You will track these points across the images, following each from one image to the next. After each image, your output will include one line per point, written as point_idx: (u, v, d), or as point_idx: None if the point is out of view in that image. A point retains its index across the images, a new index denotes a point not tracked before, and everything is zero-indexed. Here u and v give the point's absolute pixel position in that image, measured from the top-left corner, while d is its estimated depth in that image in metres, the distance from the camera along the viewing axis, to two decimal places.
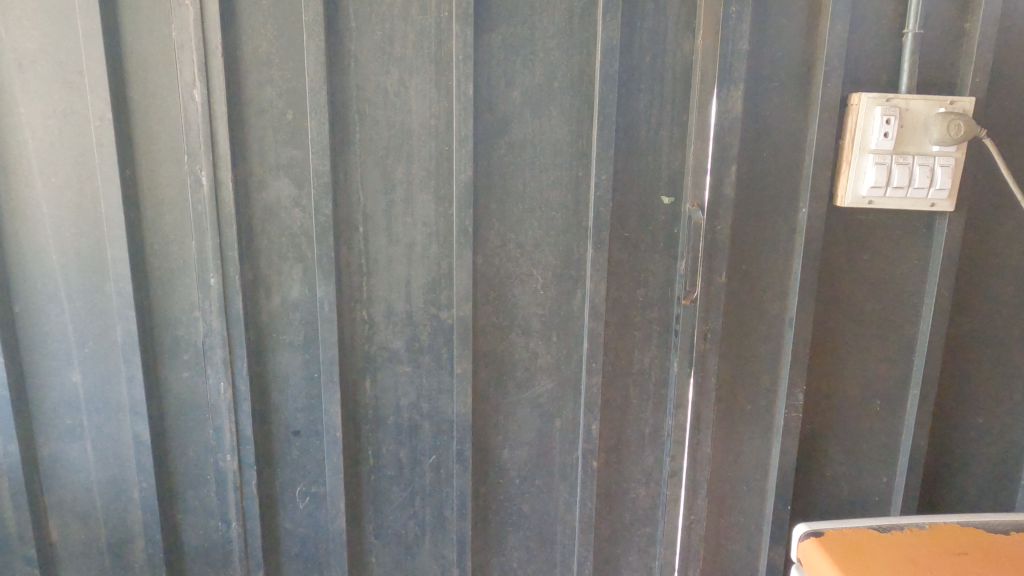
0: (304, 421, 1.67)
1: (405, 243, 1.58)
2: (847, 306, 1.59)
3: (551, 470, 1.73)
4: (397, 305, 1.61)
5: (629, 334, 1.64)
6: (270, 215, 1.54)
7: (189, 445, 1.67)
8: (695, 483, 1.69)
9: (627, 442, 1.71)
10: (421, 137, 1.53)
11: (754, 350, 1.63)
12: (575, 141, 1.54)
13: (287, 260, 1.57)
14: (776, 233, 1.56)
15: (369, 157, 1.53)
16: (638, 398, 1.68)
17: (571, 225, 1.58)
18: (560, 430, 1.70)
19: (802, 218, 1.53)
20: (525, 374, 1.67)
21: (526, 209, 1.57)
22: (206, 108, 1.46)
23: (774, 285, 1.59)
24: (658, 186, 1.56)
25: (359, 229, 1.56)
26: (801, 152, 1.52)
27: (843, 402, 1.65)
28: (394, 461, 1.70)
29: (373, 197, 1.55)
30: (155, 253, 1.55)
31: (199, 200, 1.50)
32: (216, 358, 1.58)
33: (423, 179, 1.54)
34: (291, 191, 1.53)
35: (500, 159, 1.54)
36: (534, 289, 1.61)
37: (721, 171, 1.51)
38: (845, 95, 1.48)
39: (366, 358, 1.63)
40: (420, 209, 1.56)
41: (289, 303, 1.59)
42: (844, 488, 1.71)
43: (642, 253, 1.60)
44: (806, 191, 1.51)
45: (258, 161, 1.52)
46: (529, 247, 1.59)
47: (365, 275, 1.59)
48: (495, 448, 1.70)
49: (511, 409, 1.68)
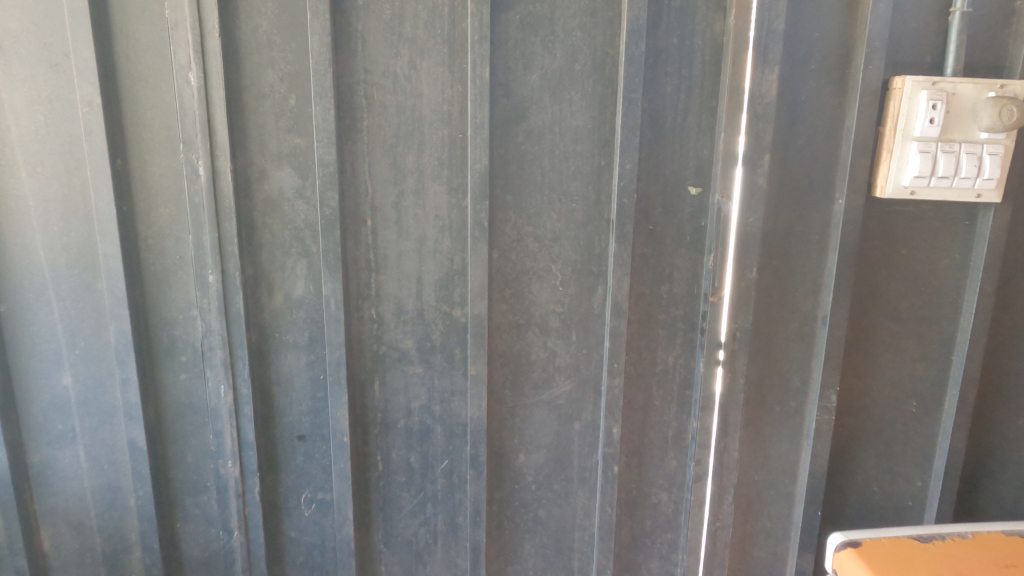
0: (310, 424, 1.59)
1: (415, 237, 1.48)
2: (883, 303, 1.51)
3: (570, 475, 1.65)
4: (407, 302, 1.52)
5: (652, 332, 1.56)
6: (272, 207, 1.45)
7: (187, 451, 1.58)
8: (721, 488, 1.61)
9: (648, 445, 1.63)
10: (434, 123, 1.43)
11: (784, 349, 1.54)
12: (597, 128, 1.45)
13: (290, 255, 1.47)
14: (809, 226, 1.47)
15: (378, 145, 1.43)
16: (661, 399, 1.60)
17: (592, 218, 1.49)
18: (579, 434, 1.62)
19: (838, 210, 1.43)
20: (542, 375, 1.58)
21: (544, 200, 1.48)
22: (202, 93, 1.35)
23: (806, 282, 1.50)
24: (685, 176, 1.47)
25: (366, 222, 1.47)
26: (838, 138, 1.42)
27: (876, 404, 1.57)
28: (404, 467, 1.62)
29: (382, 189, 1.45)
30: (149, 248, 1.46)
31: (196, 192, 1.40)
32: (216, 360, 1.48)
33: (435, 169, 1.45)
34: (294, 182, 1.44)
35: (517, 148, 1.45)
36: (552, 286, 1.53)
37: (755, 159, 1.41)
38: (887, 78, 1.38)
39: (375, 359, 1.55)
40: (432, 201, 1.47)
41: (292, 302, 1.50)
42: (876, 493, 1.63)
43: (667, 247, 1.51)
44: (843, 181, 1.42)
45: (258, 149, 1.42)
46: (548, 241, 1.50)
47: (373, 271, 1.49)
48: (511, 452, 1.62)
49: (528, 411, 1.60)
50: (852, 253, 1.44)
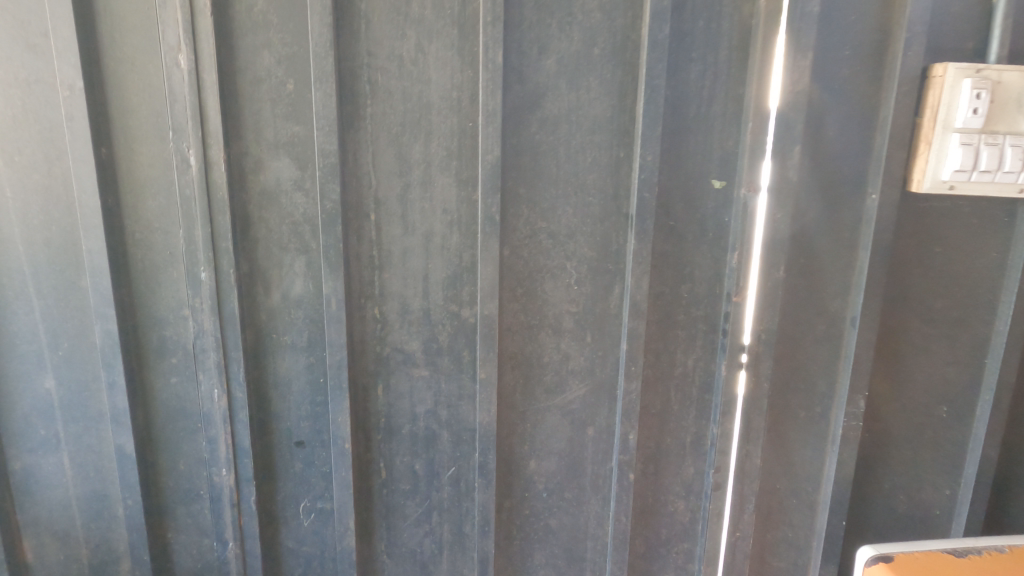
0: (309, 430, 1.50)
1: (422, 233, 1.40)
2: (916, 304, 1.43)
3: (583, 482, 1.57)
4: (413, 302, 1.43)
5: (671, 334, 1.48)
6: (268, 200, 1.36)
7: (179, 458, 1.49)
8: (742, 497, 1.54)
9: (665, 452, 1.55)
10: (441, 111, 1.33)
11: (810, 351, 1.47)
12: (616, 117, 1.36)
13: (288, 251, 1.38)
14: (839, 223, 1.39)
15: (382, 135, 1.34)
16: (680, 404, 1.52)
17: (609, 213, 1.40)
18: (592, 440, 1.54)
19: (870, 206, 1.35)
20: (555, 379, 1.50)
21: (560, 194, 1.39)
22: (193, 77, 1.26)
23: (835, 281, 1.42)
24: (708, 169, 1.38)
25: (369, 216, 1.37)
26: (872, 130, 1.34)
27: (906, 409, 1.50)
28: (409, 474, 1.54)
29: (386, 180, 1.36)
30: (137, 243, 1.36)
31: (186, 183, 1.31)
32: (209, 362, 1.41)
33: (443, 160, 1.36)
34: (292, 173, 1.34)
35: (531, 138, 1.36)
36: (566, 285, 1.44)
37: (783, 151, 1.34)
38: (926, 65, 1.30)
39: (378, 362, 1.46)
40: (439, 193, 1.38)
41: (290, 301, 1.41)
42: (902, 502, 1.55)
43: (688, 244, 1.42)
44: (876, 176, 1.34)
45: (253, 139, 1.32)
46: (563, 237, 1.41)
47: (377, 268, 1.41)
48: (521, 459, 1.54)
49: (539, 416, 1.52)
50: (884, 252, 1.36)
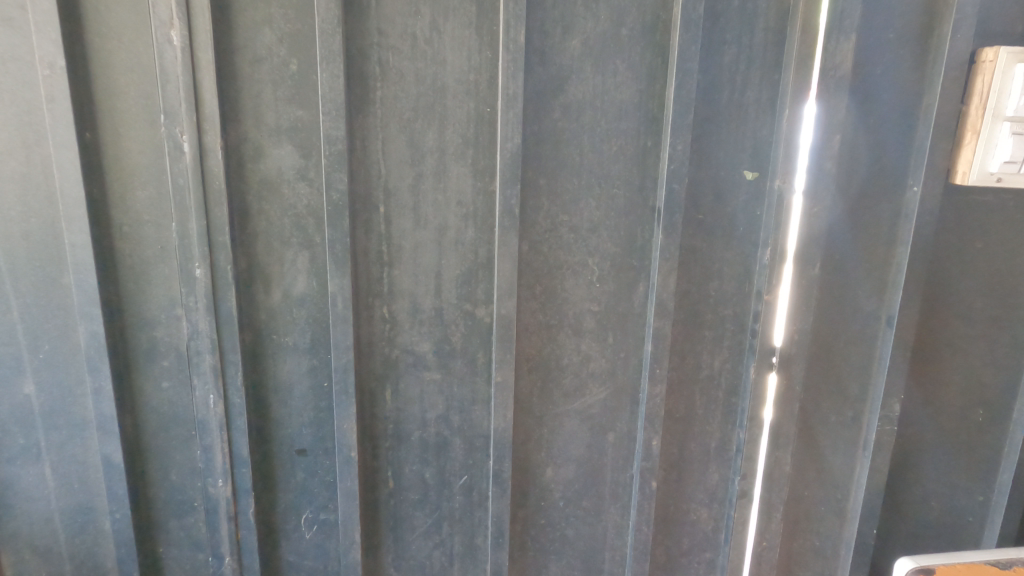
0: (311, 438, 1.40)
1: (435, 226, 1.30)
2: (955, 302, 1.36)
3: (601, 490, 1.48)
4: (424, 300, 1.34)
5: (697, 334, 1.39)
6: (269, 190, 1.26)
7: (170, 467, 1.39)
8: (769, 505, 1.47)
9: (689, 457, 1.47)
10: (457, 95, 1.24)
11: (844, 353, 1.39)
12: (643, 103, 1.28)
13: (291, 245, 1.29)
14: (876, 219, 1.32)
15: (393, 121, 1.24)
16: (704, 408, 1.44)
17: (634, 205, 1.33)
18: (612, 446, 1.46)
19: (911, 200, 1.28)
20: (574, 382, 1.41)
21: (582, 185, 1.30)
22: (187, 55, 1.14)
23: (871, 281, 1.35)
24: (740, 159, 1.30)
25: (378, 209, 1.28)
26: (914, 119, 1.26)
27: (941, 412, 1.42)
28: (418, 484, 1.44)
29: (397, 170, 1.27)
30: (125, 237, 1.25)
31: (180, 171, 1.20)
32: (204, 366, 1.30)
33: (459, 148, 1.27)
34: (295, 161, 1.25)
35: (553, 125, 1.26)
36: (588, 282, 1.35)
37: (822, 143, 1.26)
38: (974, 50, 1.22)
39: (386, 364, 1.36)
40: (454, 184, 1.29)
41: (292, 299, 1.32)
42: (935, 509, 1.48)
43: (717, 239, 1.34)
44: (919, 169, 1.26)
45: (253, 124, 1.22)
46: (585, 231, 1.33)
47: (386, 264, 1.31)
48: (537, 466, 1.45)
49: (557, 422, 1.43)
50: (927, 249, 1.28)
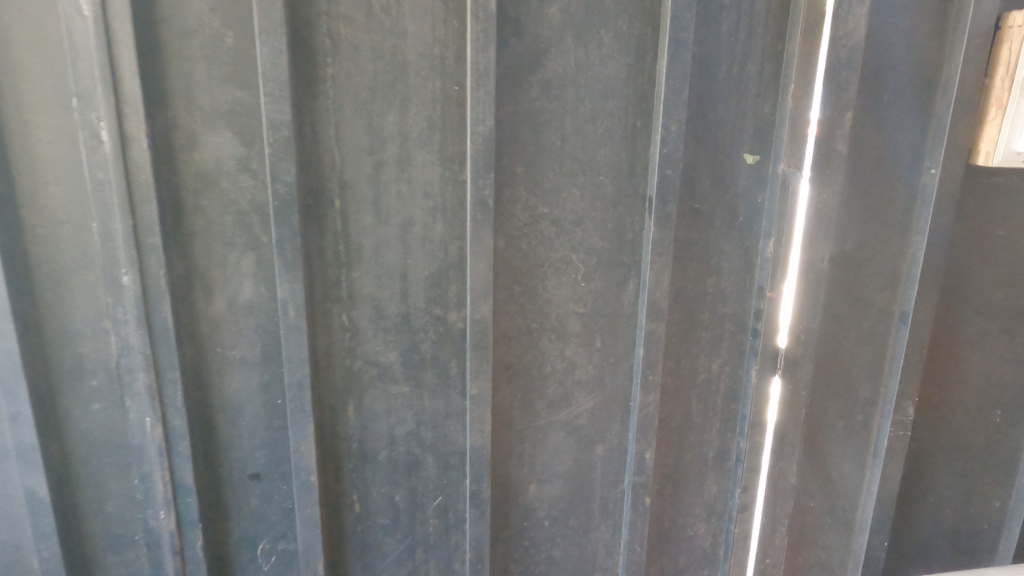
0: (266, 461, 1.26)
1: (399, 222, 1.15)
2: (972, 295, 1.24)
3: (590, 507, 1.36)
4: (388, 305, 1.19)
5: (693, 336, 1.26)
6: (206, 184, 1.10)
7: (106, 498, 1.22)
8: (772, 519, 1.36)
9: (685, 470, 1.35)
10: (420, 71, 1.09)
11: (852, 354, 1.28)
12: (631, 79, 1.14)
13: (234, 246, 1.14)
14: (889, 205, 1.20)
15: (347, 101, 1.08)
16: (701, 415, 1.32)
17: (623, 195, 1.19)
18: (602, 459, 1.33)
19: (927, 182, 1.16)
20: (559, 392, 1.27)
21: (564, 172, 1.16)
22: (101, 28, 0.96)
23: (883, 272, 1.23)
24: (740, 141, 1.17)
25: (333, 203, 1.12)
26: (931, 93, 1.14)
27: (953, 412, 1.31)
28: (388, 507, 1.30)
29: (354, 158, 1.11)
30: (38, 240, 1.07)
31: (97, 164, 1.01)
32: (137, 387, 1.13)
33: (424, 132, 1.12)
34: (235, 149, 1.09)
35: (530, 104, 1.11)
36: (572, 281, 1.21)
37: (833, 122, 1.13)
38: (999, 14, 1.10)
39: (347, 378, 1.21)
40: (419, 173, 1.13)
41: (238, 308, 1.17)
42: (947, 517, 1.37)
43: (715, 230, 1.21)
44: (938, 148, 1.13)
45: (184, 108, 1.06)
46: (569, 225, 1.18)
47: (343, 266, 1.15)
48: (520, 484, 1.31)
49: (540, 435, 1.29)
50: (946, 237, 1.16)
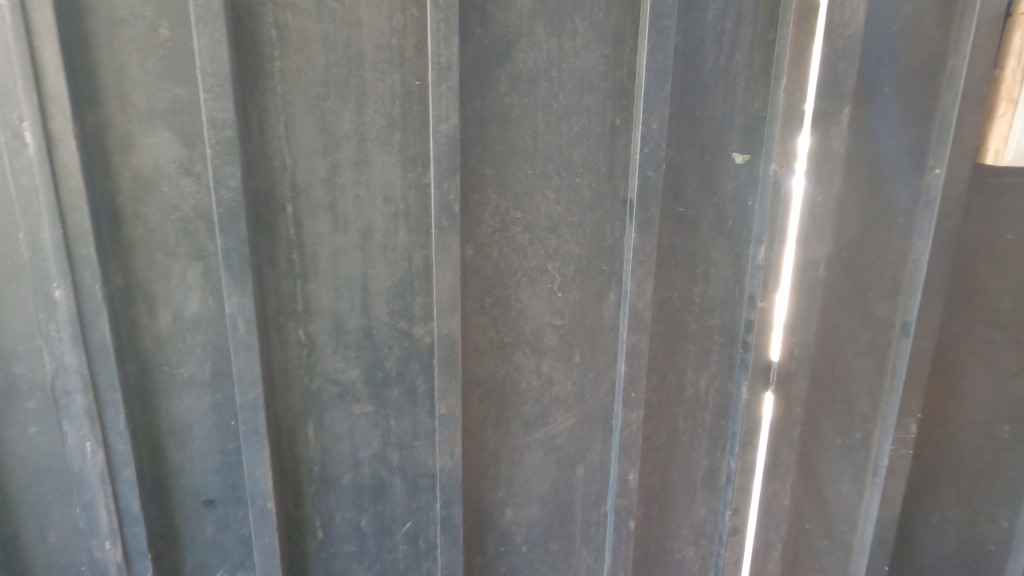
0: (222, 486, 1.17)
1: (358, 229, 1.06)
2: (980, 303, 1.15)
3: (571, 531, 1.28)
4: (348, 319, 1.10)
5: (679, 350, 1.17)
6: (144, 189, 1.00)
7: (48, 527, 1.13)
8: (765, 542, 1.29)
9: (672, 490, 1.26)
10: (376, 65, 1.00)
11: (850, 367, 1.18)
12: (609, 73, 1.05)
13: (177, 257, 1.04)
14: (888, 208, 1.10)
15: (297, 98, 0.99)
16: (689, 433, 1.23)
17: (601, 198, 1.10)
18: (582, 480, 1.25)
19: (931, 183, 1.05)
20: (535, 409, 1.18)
21: (537, 174, 1.07)
22: (18, 17, 0.86)
23: (883, 281, 1.13)
24: (728, 139, 1.08)
25: (285, 208, 1.03)
26: (937, 84, 1.03)
27: (959, 427, 1.22)
28: (353, 533, 1.21)
29: (306, 160, 1.02)
30: None
31: (21, 167, 0.91)
32: (75, 409, 1.04)
33: (383, 131, 1.02)
34: (176, 152, 1.00)
35: (499, 100, 1.02)
36: (548, 291, 1.12)
37: (825, 118, 1.05)
38: None
39: (305, 397, 1.12)
40: (379, 176, 1.04)
41: (185, 323, 1.07)
42: (952, 539, 1.28)
43: (702, 236, 1.12)
44: (943, 144, 1.02)
45: (117, 106, 0.96)
46: (543, 231, 1.09)
47: (298, 277, 1.06)
48: (494, 508, 1.22)
49: (516, 456, 1.20)
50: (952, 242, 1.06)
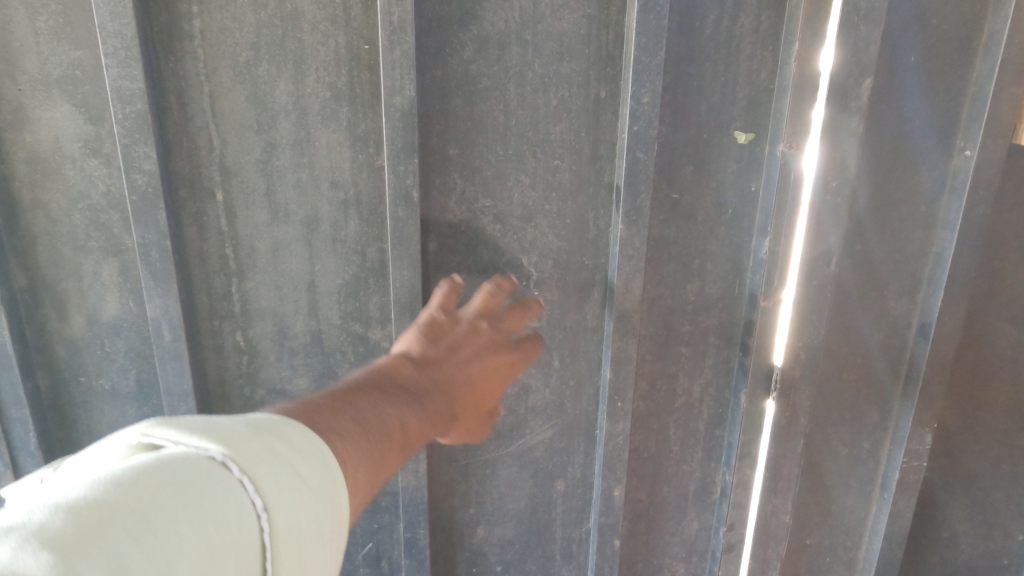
0: None
1: (301, 219, 0.91)
2: (1005, 301, 1.04)
3: (550, 550, 1.16)
4: (293, 322, 0.96)
5: (671, 353, 1.04)
6: (44, 172, 0.85)
7: None
8: (764, 564, 1.16)
9: (661, 506, 1.14)
10: (317, 25, 0.83)
11: (861, 372, 1.06)
12: (592, 37, 0.88)
13: (88, 252, 0.89)
14: (908, 196, 0.97)
15: (223, 64, 0.83)
16: (680, 444, 1.11)
17: (583, 183, 0.95)
18: (563, 497, 1.12)
19: (958, 168, 0.94)
20: (509, 420, 1.05)
21: (510, 155, 0.92)
22: None
23: (901, 276, 1.01)
24: (730, 114, 0.93)
25: (214, 196, 0.88)
26: (971, 54, 0.90)
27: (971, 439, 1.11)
28: None
29: (236, 138, 0.86)
30: None
31: None
32: None
33: (327, 105, 0.87)
34: (78, 128, 0.84)
35: (463, 69, 0.87)
36: (523, 289, 0.98)
37: (844, 94, 0.88)
38: None
39: (247, 409, 0.99)
40: (324, 158, 0.89)
41: (102, 328, 0.93)
42: (963, 554, 1.18)
43: (698, 225, 0.98)
44: (977, 124, 0.91)
45: (4, 75, 0.80)
46: (516, 222, 0.95)
47: (233, 275, 0.92)
48: (465, 526, 1.10)
49: (489, 471, 1.08)
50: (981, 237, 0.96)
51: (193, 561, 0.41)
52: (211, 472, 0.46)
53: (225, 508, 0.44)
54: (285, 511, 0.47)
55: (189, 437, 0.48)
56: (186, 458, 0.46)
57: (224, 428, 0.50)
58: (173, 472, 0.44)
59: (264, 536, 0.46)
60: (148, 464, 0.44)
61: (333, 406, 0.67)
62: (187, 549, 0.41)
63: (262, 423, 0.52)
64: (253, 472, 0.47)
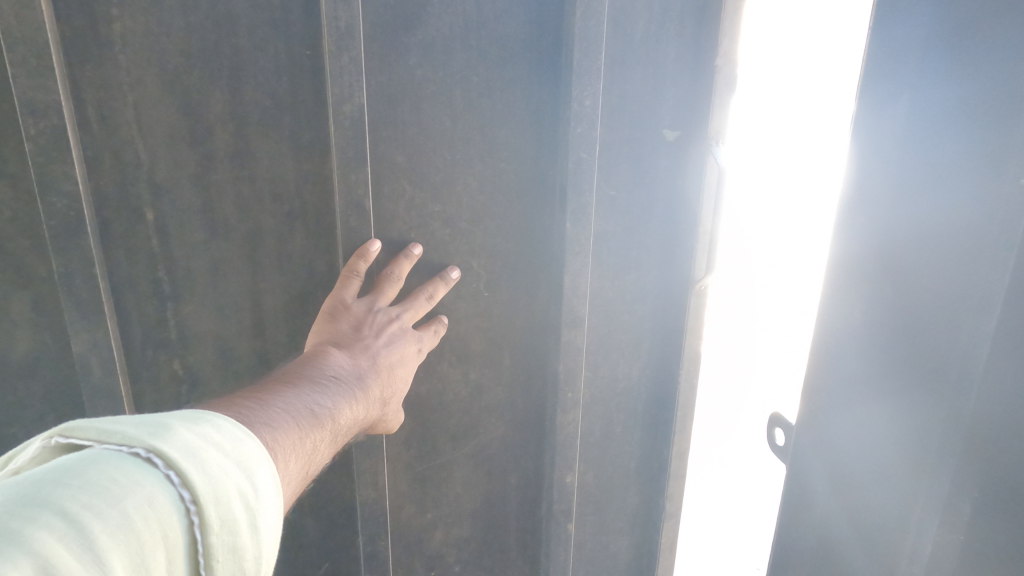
0: None
1: (241, 233, 0.86)
2: None
3: (505, 544, 1.17)
4: (236, 344, 0.90)
5: (612, 339, 1.08)
6: None
7: None
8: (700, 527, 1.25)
9: (608, 488, 1.17)
10: (254, 29, 0.78)
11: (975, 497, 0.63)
12: (535, 41, 0.90)
13: None
14: (921, 222, 0.63)
15: (149, 72, 0.77)
16: (623, 425, 1.14)
17: (529, 183, 0.96)
18: (516, 490, 1.14)
19: (997, 200, 0.57)
20: (463, 421, 1.06)
21: (457, 158, 0.92)
22: None
23: (933, 335, 0.63)
24: (662, 114, 0.98)
25: (144, 215, 0.82)
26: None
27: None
28: None
29: (167, 152, 0.80)
30: None
31: None
32: None
33: (266, 113, 0.82)
34: None
35: (410, 74, 0.87)
36: (474, 291, 0.99)
37: (880, 75, 0.66)
38: None
39: None
40: (264, 169, 0.84)
41: (13, 367, 0.83)
42: None
43: (634, 219, 1.03)
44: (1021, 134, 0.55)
45: None
46: (465, 225, 0.95)
47: (167, 298, 0.86)
48: (422, 529, 1.10)
49: (444, 473, 1.08)
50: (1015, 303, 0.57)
51: (120, 558, 0.37)
52: (134, 467, 0.41)
53: (150, 500, 0.40)
54: (220, 500, 0.42)
55: (110, 433, 0.43)
56: (107, 455, 0.41)
57: (154, 418, 0.45)
58: (92, 470, 0.40)
59: (196, 529, 0.41)
60: (71, 462, 0.40)
61: (265, 395, 0.65)
62: (114, 548, 0.37)
63: (190, 415, 0.48)
64: (179, 462, 0.42)
